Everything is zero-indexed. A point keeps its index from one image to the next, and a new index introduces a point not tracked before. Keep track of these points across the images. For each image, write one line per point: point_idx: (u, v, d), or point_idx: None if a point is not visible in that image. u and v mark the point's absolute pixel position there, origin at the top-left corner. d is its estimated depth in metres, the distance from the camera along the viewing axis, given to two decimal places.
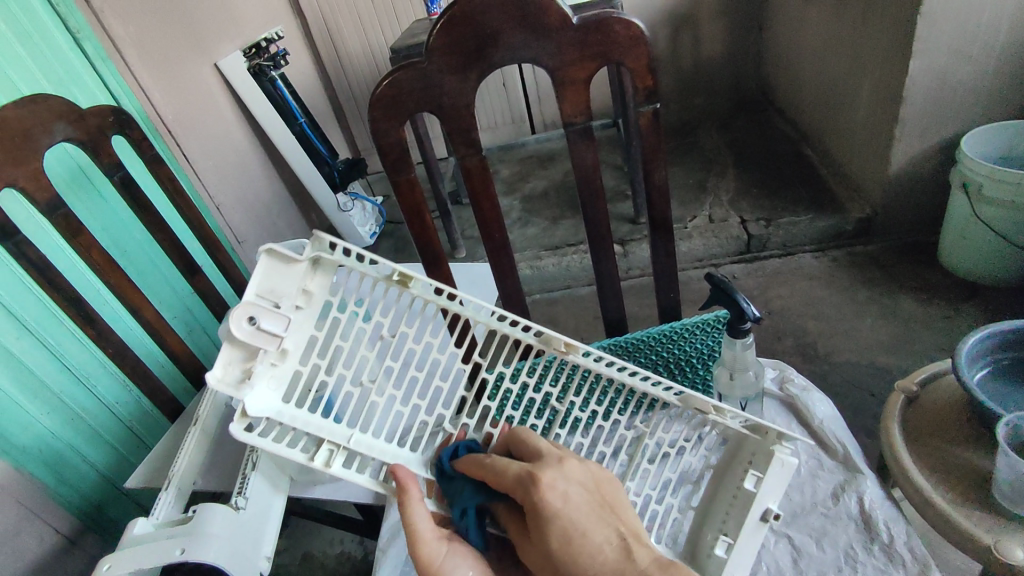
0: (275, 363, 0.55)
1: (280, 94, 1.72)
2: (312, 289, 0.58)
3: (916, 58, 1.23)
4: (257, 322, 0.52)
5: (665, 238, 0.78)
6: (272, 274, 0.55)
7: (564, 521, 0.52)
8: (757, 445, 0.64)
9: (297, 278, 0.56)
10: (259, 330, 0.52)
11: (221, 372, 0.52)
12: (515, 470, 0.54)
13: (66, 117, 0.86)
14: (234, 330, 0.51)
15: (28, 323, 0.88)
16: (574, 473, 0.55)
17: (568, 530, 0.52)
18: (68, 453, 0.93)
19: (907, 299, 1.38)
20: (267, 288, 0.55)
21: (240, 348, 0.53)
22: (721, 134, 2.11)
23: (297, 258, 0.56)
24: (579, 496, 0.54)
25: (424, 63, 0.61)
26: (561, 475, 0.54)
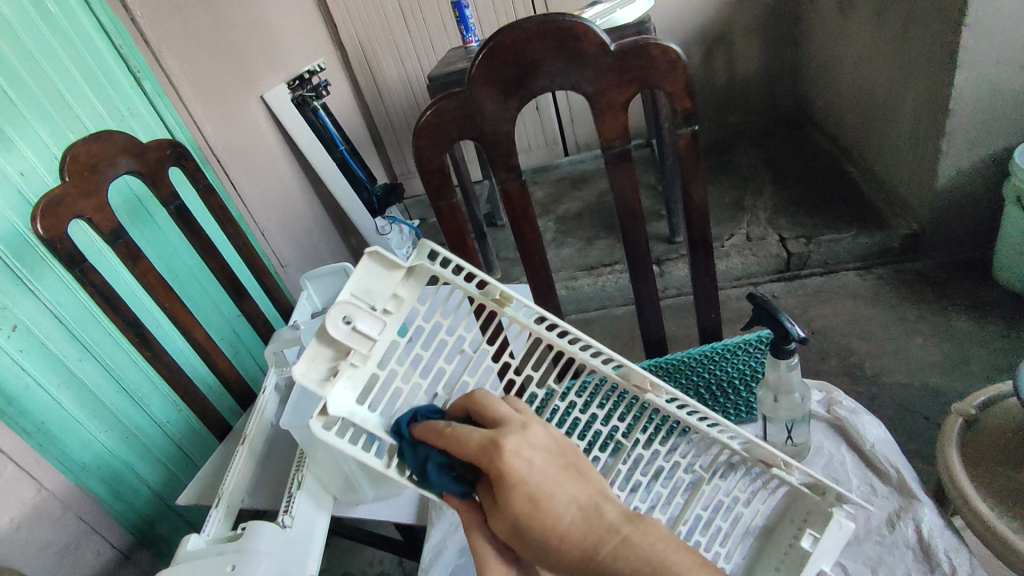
0: (356, 364, 0.55)
1: (322, 123, 1.78)
2: (403, 296, 0.59)
3: (960, 70, 1.20)
4: (353, 323, 0.53)
5: (705, 258, 0.78)
6: (372, 273, 0.56)
7: (529, 488, 0.45)
8: (815, 505, 0.63)
9: (393, 283, 0.57)
10: (355, 331, 0.53)
11: (306, 367, 0.52)
12: (474, 438, 0.48)
13: (129, 151, 0.91)
14: (330, 327, 0.52)
15: (89, 345, 0.93)
16: (538, 436, 0.48)
17: (529, 491, 0.45)
18: (123, 470, 0.96)
19: (960, 318, 1.32)
20: (364, 288, 0.56)
21: (329, 345, 0.54)
22: (757, 151, 2.09)
23: (400, 263, 0.57)
24: (543, 460, 0.47)
25: (466, 92, 0.63)
26: (523, 438, 0.47)
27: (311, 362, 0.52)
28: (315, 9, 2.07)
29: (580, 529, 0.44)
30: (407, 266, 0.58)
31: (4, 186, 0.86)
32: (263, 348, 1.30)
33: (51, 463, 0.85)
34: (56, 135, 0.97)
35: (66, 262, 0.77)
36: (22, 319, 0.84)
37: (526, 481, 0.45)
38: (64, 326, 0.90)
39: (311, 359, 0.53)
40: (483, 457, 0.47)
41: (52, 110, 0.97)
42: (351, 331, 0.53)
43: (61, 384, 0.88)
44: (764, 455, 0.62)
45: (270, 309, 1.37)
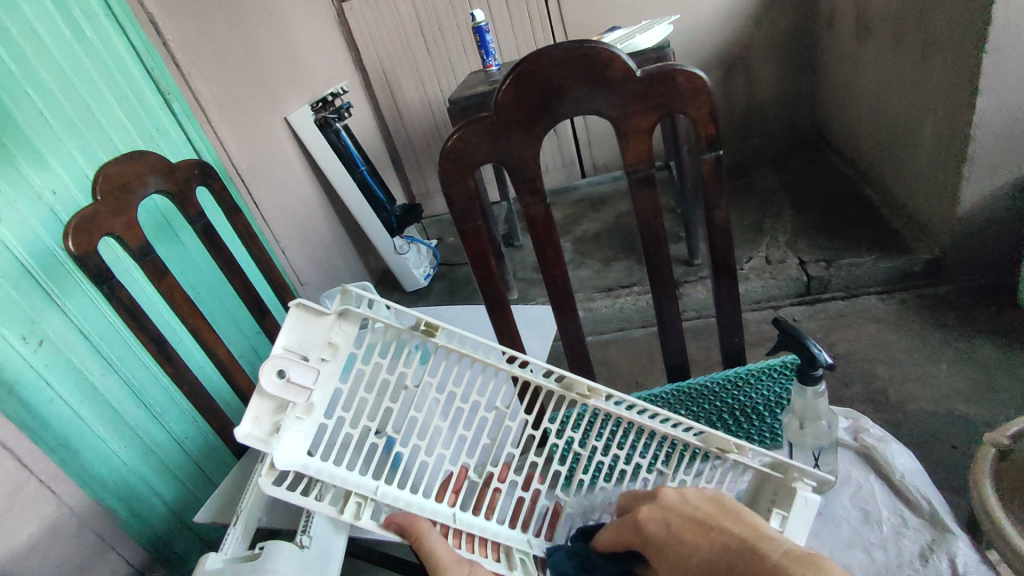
0: (301, 417, 0.62)
1: (343, 144, 1.82)
2: (337, 341, 0.65)
3: (983, 95, 1.19)
4: (285, 376, 0.60)
5: (728, 281, 0.77)
6: (300, 331, 0.63)
7: (675, 542, 0.57)
8: (780, 484, 0.68)
9: (322, 330, 0.64)
10: (290, 383, 0.60)
11: (251, 426, 0.60)
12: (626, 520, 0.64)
13: (158, 171, 0.93)
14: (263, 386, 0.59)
15: (113, 360, 0.95)
16: (672, 499, 0.61)
17: (678, 539, 0.57)
18: (143, 486, 0.97)
19: (986, 344, 1.30)
20: (295, 342, 0.63)
21: (270, 398, 0.61)
22: (776, 174, 2.08)
23: (324, 312, 0.63)
24: (687, 512, 0.58)
25: (492, 117, 0.64)
26: (666, 503, 0.61)
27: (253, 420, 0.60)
28: (339, 34, 2.13)
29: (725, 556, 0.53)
30: (335, 312, 0.65)
31: (37, 204, 0.88)
32: None
33: (73, 479, 0.85)
34: (88, 155, 1.00)
35: (95, 278, 0.79)
36: (49, 334, 0.85)
37: (672, 531, 0.58)
38: (90, 341, 0.92)
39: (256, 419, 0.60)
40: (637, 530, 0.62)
41: (86, 132, 1.00)
42: (286, 382, 0.60)
43: (84, 399, 0.89)
44: (719, 442, 0.67)
45: None
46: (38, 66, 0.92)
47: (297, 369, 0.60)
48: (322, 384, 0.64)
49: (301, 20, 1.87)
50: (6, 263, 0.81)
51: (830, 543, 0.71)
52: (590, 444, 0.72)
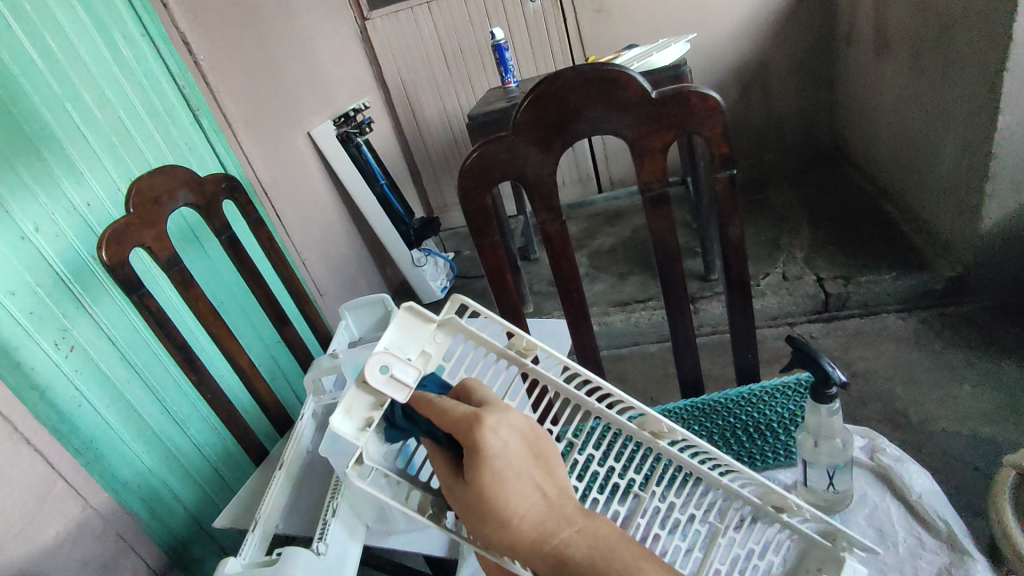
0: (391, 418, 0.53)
1: (364, 158, 1.86)
2: (432, 351, 0.56)
3: (1005, 113, 1.19)
4: (391, 371, 0.50)
5: (742, 298, 0.78)
6: (404, 331, 0.54)
7: (500, 465, 0.44)
8: (826, 552, 0.65)
9: (426, 337, 0.55)
10: (392, 380, 0.50)
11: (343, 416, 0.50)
12: (458, 409, 0.47)
13: (187, 184, 0.97)
14: (369, 380, 0.50)
15: (138, 367, 0.98)
16: (514, 417, 0.47)
17: (496, 473, 0.44)
18: (164, 491, 0.99)
19: (1010, 364, 1.27)
20: (398, 341, 0.54)
21: (370, 393, 0.52)
22: (793, 190, 2.08)
23: (433, 317, 0.55)
24: (519, 447, 0.46)
25: (510, 136, 0.66)
26: (508, 423, 0.46)
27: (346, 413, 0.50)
28: (362, 50, 2.18)
29: (533, 526, 0.46)
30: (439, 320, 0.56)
31: (72, 215, 0.92)
32: (301, 375, 1.33)
33: (99, 481, 0.88)
34: (121, 168, 1.04)
35: (126, 287, 0.82)
36: (80, 341, 0.89)
37: (506, 468, 0.45)
38: (118, 348, 0.95)
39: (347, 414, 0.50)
40: (462, 431, 0.46)
41: (120, 146, 1.04)
42: (388, 379, 0.51)
43: (110, 404, 0.92)
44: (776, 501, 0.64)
45: (310, 337, 1.41)
46: (77, 83, 0.97)
47: (406, 369, 0.51)
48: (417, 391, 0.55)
49: (325, 37, 1.92)
50: (41, 272, 0.84)
51: None
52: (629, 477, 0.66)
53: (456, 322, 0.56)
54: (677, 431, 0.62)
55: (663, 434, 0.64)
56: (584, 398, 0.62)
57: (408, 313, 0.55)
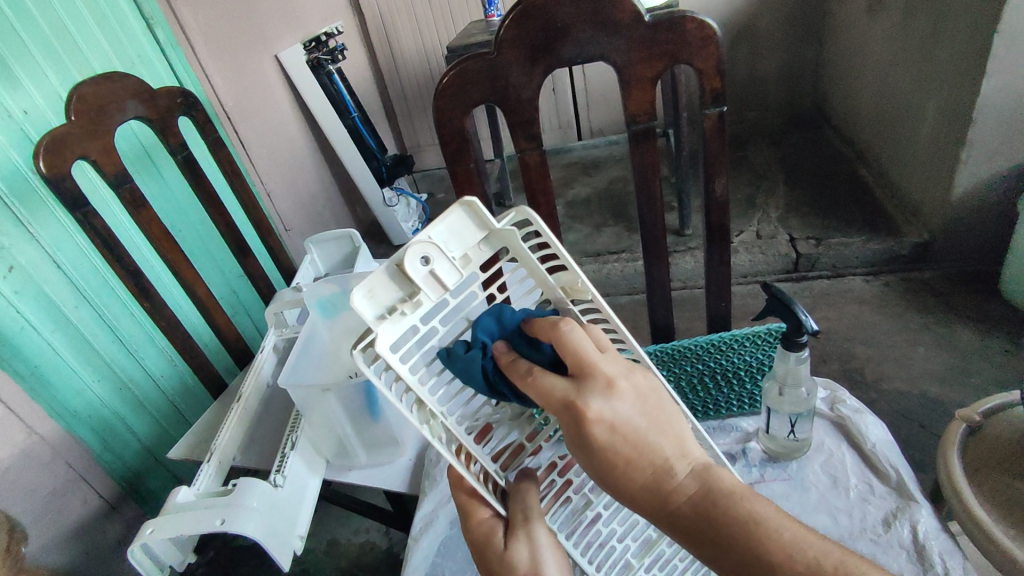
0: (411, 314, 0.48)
1: (336, 87, 1.77)
2: (475, 258, 0.50)
3: (989, 78, 1.18)
4: (429, 265, 0.47)
5: (720, 246, 0.77)
6: (451, 228, 0.48)
7: (611, 452, 0.42)
8: None
9: (473, 242, 0.50)
10: (430, 275, 0.47)
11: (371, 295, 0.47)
12: (558, 390, 0.44)
13: (138, 96, 0.89)
14: (408, 266, 0.46)
15: (87, 292, 0.92)
16: (624, 394, 0.44)
17: (607, 455, 0.43)
18: (115, 421, 0.95)
19: (964, 329, 1.32)
20: (444, 235, 0.48)
21: (400, 281, 0.48)
22: (772, 149, 2.06)
23: (487, 223, 0.49)
24: (634, 423, 0.43)
25: (492, 54, 0.61)
26: (615, 407, 0.43)
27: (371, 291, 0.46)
28: None
29: (643, 494, 0.43)
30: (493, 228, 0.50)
31: (7, 122, 0.84)
32: (263, 309, 1.29)
33: (43, 408, 0.83)
34: (63, 75, 0.95)
35: (69, 203, 0.76)
36: (20, 261, 0.82)
37: (614, 454, 0.42)
38: (62, 270, 0.89)
39: (367, 292, 0.46)
40: (564, 416, 0.44)
41: (61, 50, 0.94)
42: (426, 272, 0.47)
43: (56, 329, 0.87)
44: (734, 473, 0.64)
45: (273, 271, 1.36)
46: None
47: (445, 264, 0.47)
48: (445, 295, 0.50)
49: None
50: None
51: (795, 505, 0.69)
52: None
53: (514, 234, 0.49)
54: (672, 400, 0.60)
55: None
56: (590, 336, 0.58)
57: (462, 209, 0.49)
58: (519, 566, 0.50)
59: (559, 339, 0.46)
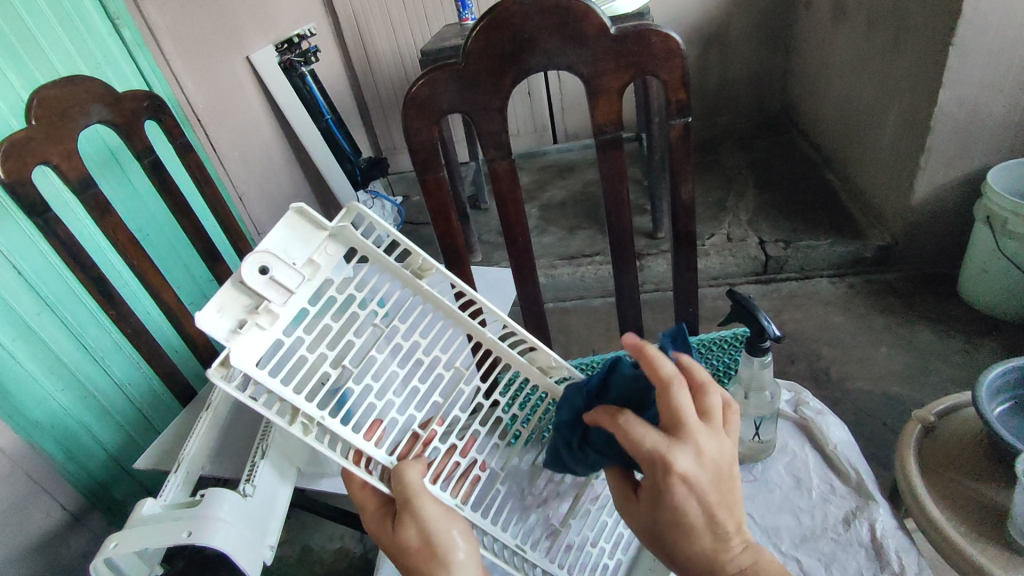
0: (264, 325, 0.54)
1: (308, 89, 1.75)
2: (319, 261, 0.58)
3: (946, 88, 1.22)
4: (271, 272, 0.53)
5: (688, 252, 0.78)
6: (288, 234, 0.56)
7: (683, 513, 0.48)
8: None
9: (311, 247, 0.57)
10: (271, 281, 0.53)
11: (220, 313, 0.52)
12: (651, 447, 0.47)
13: (103, 99, 0.87)
14: (246, 276, 0.51)
15: (51, 301, 0.90)
16: (709, 460, 0.46)
17: (680, 521, 0.48)
18: (80, 430, 0.93)
19: (924, 329, 1.36)
20: (281, 247, 0.56)
21: (247, 296, 0.53)
22: (742, 153, 2.10)
23: (323, 224, 0.58)
24: (712, 491, 0.47)
25: (460, 64, 0.62)
26: (699, 473, 0.46)
27: (218, 310, 0.51)
28: None
29: (697, 556, 0.49)
30: (331, 230, 0.58)
31: None
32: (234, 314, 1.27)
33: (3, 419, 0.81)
34: (23, 77, 0.92)
35: (28, 209, 0.74)
36: None
37: (687, 508, 0.47)
38: (23, 276, 0.86)
39: (219, 314, 0.52)
40: (652, 466, 0.47)
41: (21, 51, 0.92)
42: (268, 280, 0.53)
43: (17, 337, 0.84)
44: None
45: None
46: None
47: (285, 269, 0.54)
48: (297, 299, 0.56)
49: None
50: None
51: (760, 506, 0.71)
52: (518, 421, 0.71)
53: (349, 229, 0.58)
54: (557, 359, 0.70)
55: (554, 369, 0.72)
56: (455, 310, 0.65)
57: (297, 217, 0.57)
58: (411, 543, 0.57)
59: (664, 394, 0.48)
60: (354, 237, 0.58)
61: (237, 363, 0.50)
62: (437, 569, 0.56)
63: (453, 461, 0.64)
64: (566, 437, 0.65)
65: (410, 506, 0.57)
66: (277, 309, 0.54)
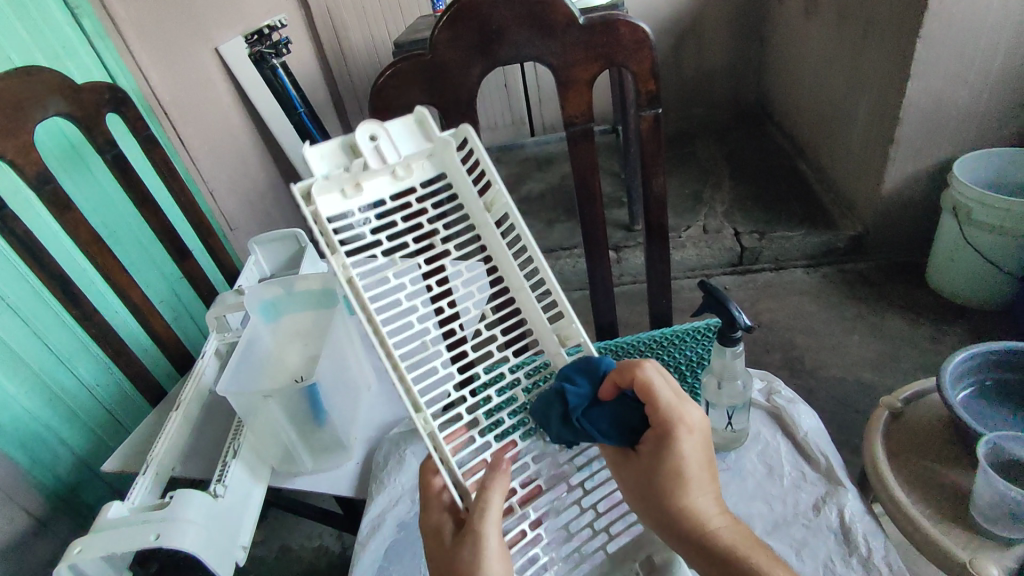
0: (347, 190, 0.57)
1: (281, 83, 1.68)
2: (415, 167, 0.60)
3: (914, 80, 1.24)
4: (376, 141, 0.57)
5: (660, 245, 0.79)
6: (403, 131, 0.60)
7: (679, 464, 0.56)
8: None
9: (415, 148, 0.60)
10: (375, 149, 0.57)
11: (329, 154, 0.57)
12: (664, 400, 0.55)
13: (60, 92, 0.83)
14: (357, 132, 0.56)
15: (12, 302, 0.87)
16: (703, 424, 0.57)
17: (677, 470, 0.56)
18: (45, 433, 0.90)
19: (894, 317, 1.39)
20: (395, 135, 0.59)
21: (348, 155, 0.58)
22: (718, 145, 2.11)
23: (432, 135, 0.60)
24: (701, 451, 0.56)
25: (427, 56, 0.62)
26: (694, 432, 0.56)
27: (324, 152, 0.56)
28: None
29: (682, 513, 0.56)
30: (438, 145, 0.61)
31: None
32: (205, 311, 1.25)
33: None
34: None
35: None
36: None
37: (679, 463, 0.56)
38: None
39: (321, 158, 0.56)
40: (660, 419, 0.56)
41: None
42: (373, 149, 0.57)
43: None
44: None
45: (215, 274, 1.31)
46: None
47: (387, 148, 0.57)
48: (385, 183, 0.59)
49: None
50: None
51: (733, 494, 0.72)
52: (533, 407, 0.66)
53: (449, 142, 0.59)
54: (579, 335, 0.63)
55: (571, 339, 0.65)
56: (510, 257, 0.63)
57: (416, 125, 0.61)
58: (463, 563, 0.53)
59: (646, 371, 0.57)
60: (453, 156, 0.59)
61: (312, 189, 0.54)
62: None
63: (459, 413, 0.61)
64: (565, 403, 0.59)
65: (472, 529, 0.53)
66: (364, 185, 0.58)
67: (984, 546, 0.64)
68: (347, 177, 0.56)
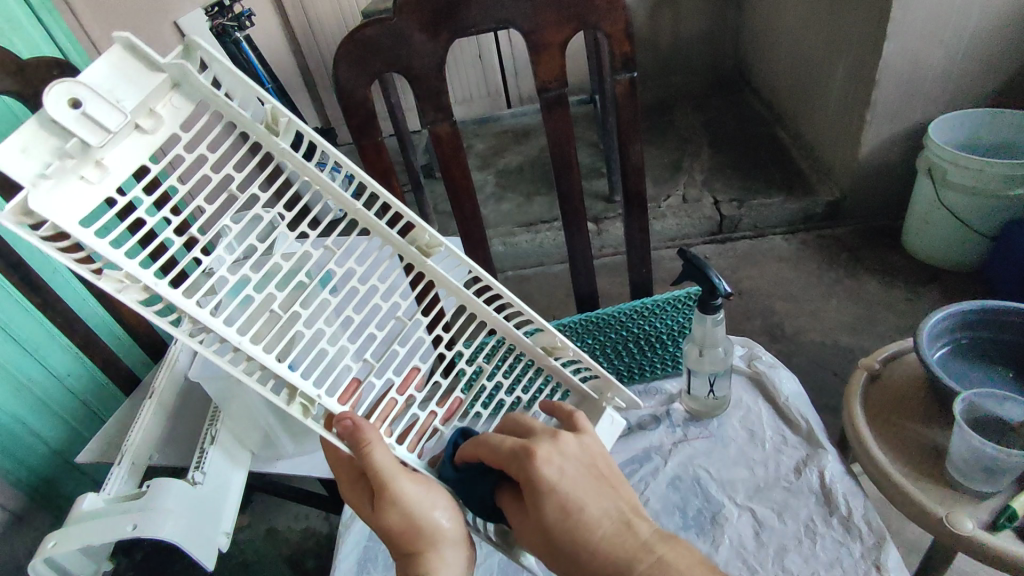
0: (89, 177, 0.46)
1: (246, 57, 1.62)
2: (159, 110, 0.50)
3: (890, 41, 1.23)
4: (83, 104, 0.43)
5: (639, 214, 0.78)
6: (120, 69, 0.47)
7: (558, 495, 0.52)
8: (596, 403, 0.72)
9: (146, 88, 0.48)
10: (86, 117, 0.43)
11: (29, 152, 0.43)
12: (510, 445, 0.54)
13: (4, 69, 0.79)
14: (50, 111, 0.41)
15: None
16: (568, 447, 0.55)
17: (564, 510, 0.52)
18: (16, 427, 0.88)
19: (872, 281, 1.41)
20: (104, 81, 0.46)
21: (58, 132, 0.44)
22: (696, 113, 2.09)
23: (156, 60, 0.48)
24: (574, 472, 0.53)
25: (392, 19, 0.59)
26: (557, 454, 0.54)
27: (21, 149, 0.42)
28: None
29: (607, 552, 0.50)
30: (169, 69, 0.49)
31: None
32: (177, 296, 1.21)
33: None
34: None
35: None
36: None
37: (557, 495, 0.52)
38: None
39: (23, 153, 0.42)
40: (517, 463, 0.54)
41: None
42: (84, 116, 0.43)
43: None
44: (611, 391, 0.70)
45: None
46: None
47: (104, 107, 0.44)
48: (130, 149, 0.48)
49: None
50: None
51: (714, 461, 0.73)
52: (495, 380, 0.67)
53: (186, 68, 0.49)
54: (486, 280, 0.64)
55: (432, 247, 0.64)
56: (366, 216, 0.60)
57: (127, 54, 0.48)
58: (394, 528, 0.54)
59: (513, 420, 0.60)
60: (199, 83, 0.50)
61: (41, 209, 0.42)
62: (424, 546, 0.55)
63: (392, 400, 0.62)
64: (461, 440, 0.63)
65: (386, 493, 0.54)
66: (106, 161, 0.47)
67: (961, 500, 0.65)
68: (79, 161, 0.45)
